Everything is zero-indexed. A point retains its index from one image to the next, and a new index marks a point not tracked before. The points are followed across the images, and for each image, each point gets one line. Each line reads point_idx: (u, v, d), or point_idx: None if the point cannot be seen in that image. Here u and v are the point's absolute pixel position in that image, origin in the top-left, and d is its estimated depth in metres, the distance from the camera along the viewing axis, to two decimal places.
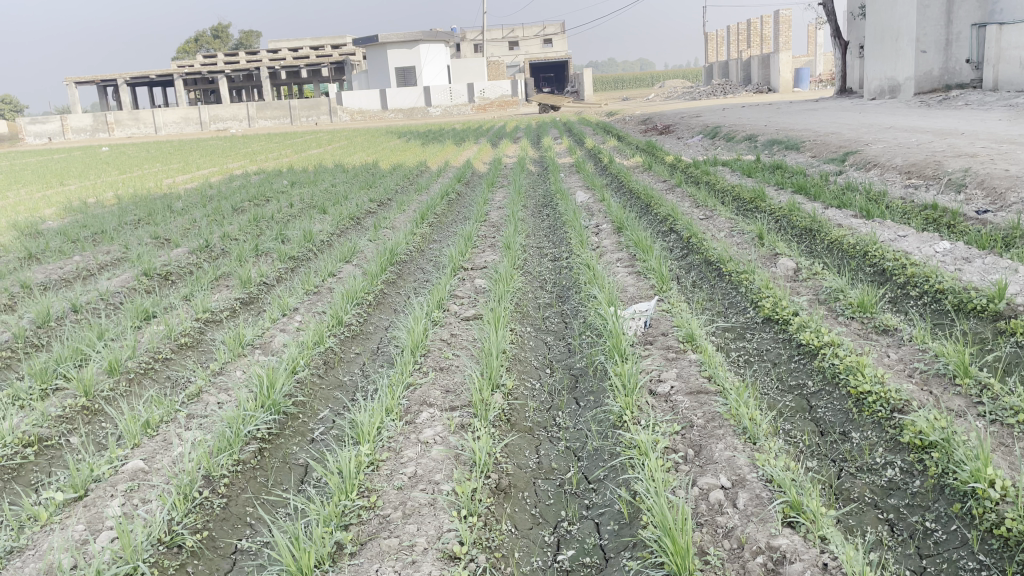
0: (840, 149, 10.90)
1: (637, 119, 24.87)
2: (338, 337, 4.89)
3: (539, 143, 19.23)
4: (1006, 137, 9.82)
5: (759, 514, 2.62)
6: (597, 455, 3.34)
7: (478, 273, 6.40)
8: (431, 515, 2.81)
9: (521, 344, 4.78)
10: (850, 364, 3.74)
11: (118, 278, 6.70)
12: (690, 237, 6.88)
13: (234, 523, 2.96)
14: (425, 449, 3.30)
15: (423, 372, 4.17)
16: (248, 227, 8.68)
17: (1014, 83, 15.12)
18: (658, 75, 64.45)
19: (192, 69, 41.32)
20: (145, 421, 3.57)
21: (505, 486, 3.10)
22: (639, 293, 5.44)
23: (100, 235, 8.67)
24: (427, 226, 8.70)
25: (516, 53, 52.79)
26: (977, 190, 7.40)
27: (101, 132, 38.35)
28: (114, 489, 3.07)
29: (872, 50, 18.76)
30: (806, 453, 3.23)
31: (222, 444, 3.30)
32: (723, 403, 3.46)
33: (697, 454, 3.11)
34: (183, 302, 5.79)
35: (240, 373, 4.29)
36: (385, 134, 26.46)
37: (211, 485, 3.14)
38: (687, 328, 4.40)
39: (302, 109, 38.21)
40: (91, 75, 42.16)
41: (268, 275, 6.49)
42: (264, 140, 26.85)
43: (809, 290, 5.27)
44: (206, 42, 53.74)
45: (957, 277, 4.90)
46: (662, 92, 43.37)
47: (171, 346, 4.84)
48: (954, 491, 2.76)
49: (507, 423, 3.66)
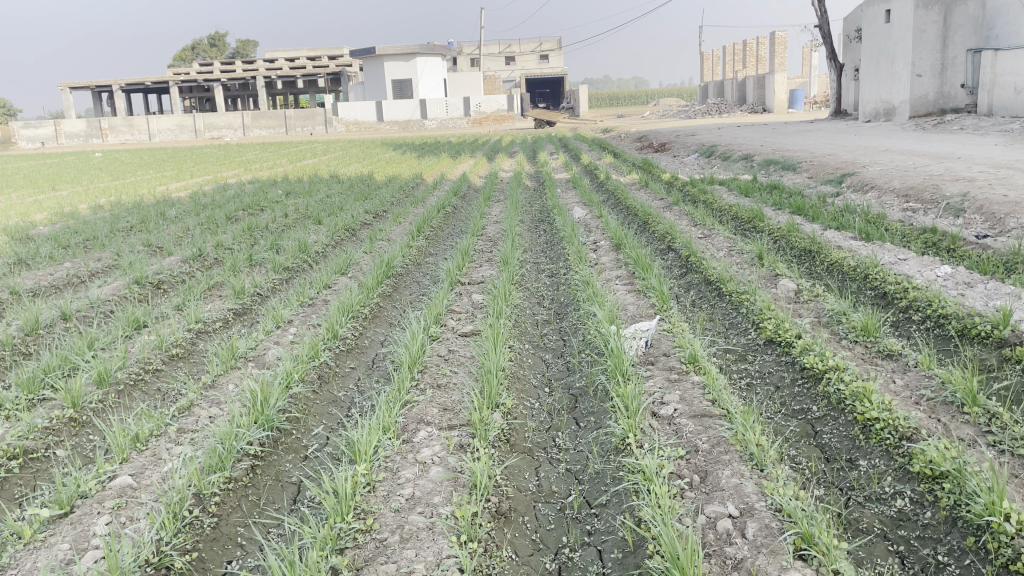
0: (837, 170, 10.91)
1: (633, 136, 24.95)
2: (333, 351, 4.80)
3: (534, 158, 19.23)
4: (1002, 162, 9.84)
5: (769, 545, 2.54)
6: (598, 478, 3.26)
7: (476, 288, 6.34)
8: (429, 540, 2.72)
9: (520, 361, 4.70)
10: (856, 390, 3.67)
11: (109, 286, 6.59)
12: (689, 256, 6.84)
13: (224, 544, 2.86)
14: (423, 469, 3.21)
15: (420, 390, 4.07)
16: (242, 237, 8.59)
17: (1007, 108, 15.21)
18: (652, 93, 64.80)
19: (188, 77, 41.30)
20: (135, 435, 3.48)
21: (505, 510, 3.02)
22: (639, 311, 5.37)
23: (92, 241, 8.57)
24: (423, 238, 8.64)
25: (512, 68, 53.10)
26: (975, 215, 7.38)
27: (95, 137, 38.14)
28: (101, 506, 2.97)
29: (869, 73, 18.87)
30: (813, 480, 3.16)
31: (213, 461, 3.21)
32: (729, 427, 3.38)
33: (703, 481, 3.03)
34: (175, 312, 5.69)
35: (232, 386, 4.20)
36: (381, 145, 26.42)
37: (202, 503, 3.03)
38: (690, 348, 4.33)
39: (297, 120, 37.93)
40: (86, 81, 42.18)
41: (262, 285, 6.40)
42: (257, 149, 26.84)
43: (811, 312, 5.22)
44: (203, 51, 53.88)
45: (960, 303, 4.87)
46: (658, 109, 43.58)
47: (162, 357, 4.74)
48: (967, 524, 2.69)
49: (507, 443, 3.57)
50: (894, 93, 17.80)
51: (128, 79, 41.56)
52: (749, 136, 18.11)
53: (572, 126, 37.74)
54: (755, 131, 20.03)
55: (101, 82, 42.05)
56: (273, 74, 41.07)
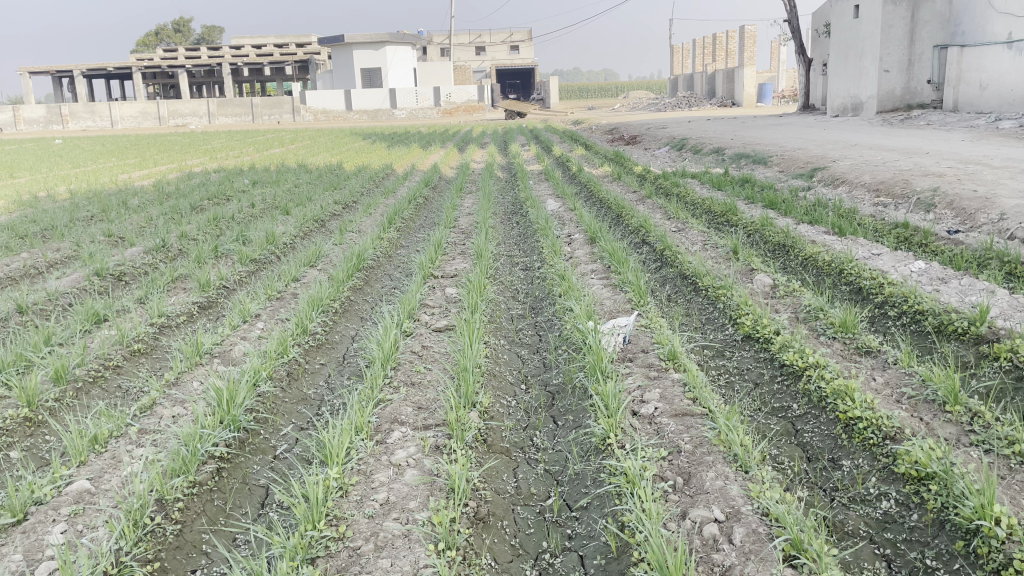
0: (808, 165, 10.92)
1: (604, 127, 24.92)
2: (303, 346, 4.66)
3: (507, 149, 19.10)
4: (969, 157, 9.94)
5: (758, 552, 2.47)
6: (578, 479, 3.18)
7: (449, 282, 6.21)
8: (405, 549, 2.60)
9: (495, 358, 4.59)
10: (837, 389, 3.61)
11: (68, 278, 6.37)
12: (664, 250, 6.77)
13: (188, 552, 2.72)
14: (398, 473, 3.09)
15: (394, 387, 3.95)
16: (207, 228, 8.34)
17: (972, 104, 15.44)
18: (623, 85, 64.86)
19: (152, 63, 40.49)
20: (93, 436, 3.31)
21: (483, 515, 2.91)
22: (616, 306, 5.28)
23: (50, 230, 8.29)
24: (395, 230, 8.48)
25: (482, 58, 52.83)
26: (946, 210, 7.42)
27: (55, 124, 37.16)
28: (57, 513, 2.81)
29: (837, 68, 19.02)
30: (796, 481, 3.11)
31: (176, 464, 3.05)
32: (711, 427, 3.31)
33: (686, 483, 2.96)
34: (137, 306, 5.50)
35: (197, 383, 4.04)
36: (350, 134, 26.08)
37: (165, 510, 2.89)
38: (669, 345, 4.26)
39: (264, 107, 37.60)
40: (46, 66, 41.14)
41: (228, 277, 6.21)
42: (223, 137, 26.26)
43: (788, 308, 5.17)
44: (167, 36, 52.89)
45: (935, 299, 4.85)
46: (628, 102, 43.66)
47: (123, 353, 4.56)
48: (956, 528, 2.63)
49: (484, 444, 3.46)
50: (862, 87, 17.93)
51: (89, 64, 40.58)
52: (719, 129, 18.10)
53: (542, 118, 37.63)
54: (726, 124, 20.08)
55: (62, 67, 41.02)
56: (239, 60, 40.39)
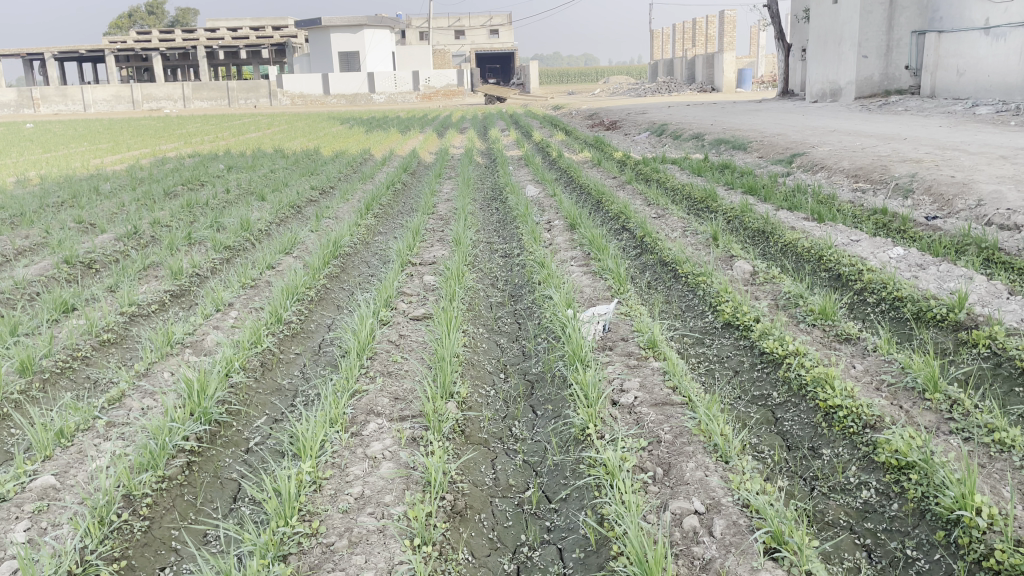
0: (787, 150, 10.91)
1: (585, 112, 24.85)
2: (277, 335, 4.57)
3: (486, 135, 18.99)
4: (948, 143, 9.96)
5: (738, 545, 2.44)
6: (558, 470, 3.14)
7: (427, 269, 6.13)
8: (380, 545, 2.54)
9: (473, 346, 4.53)
10: (817, 376, 3.58)
11: (37, 266, 6.23)
12: (644, 236, 6.71)
13: (156, 549, 2.64)
14: (374, 466, 3.03)
15: (370, 377, 3.88)
16: (180, 214, 8.20)
17: (950, 91, 15.53)
18: (602, 70, 64.81)
19: (126, 45, 39.78)
20: (59, 430, 3.21)
21: (461, 509, 2.85)
22: (595, 294, 5.23)
23: (19, 217, 8.10)
24: (372, 217, 8.38)
25: (461, 43, 52.55)
26: (924, 196, 7.42)
27: (25, 107, 36.33)
28: (19, 511, 2.72)
29: (815, 53, 19.03)
30: (777, 470, 3.08)
31: (145, 459, 2.97)
32: (691, 417, 3.27)
33: (666, 474, 2.92)
34: (107, 295, 5.38)
35: (167, 374, 3.94)
36: (328, 119, 25.77)
37: (132, 506, 2.80)
38: (649, 333, 4.22)
39: (240, 91, 37.13)
40: (16, 49, 40.28)
41: (201, 265, 6.09)
42: (198, 122, 25.81)
43: (768, 294, 5.15)
44: (141, 18, 52.11)
45: (914, 285, 4.84)
46: (608, 86, 43.50)
47: (92, 343, 4.45)
48: (936, 518, 2.62)
49: (462, 435, 3.40)
50: (841, 73, 17.96)
51: (61, 47, 39.79)
52: (698, 115, 18.08)
53: (522, 102, 37.43)
54: (706, 110, 20.07)
55: (32, 50, 40.17)
56: (214, 43, 39.79)
